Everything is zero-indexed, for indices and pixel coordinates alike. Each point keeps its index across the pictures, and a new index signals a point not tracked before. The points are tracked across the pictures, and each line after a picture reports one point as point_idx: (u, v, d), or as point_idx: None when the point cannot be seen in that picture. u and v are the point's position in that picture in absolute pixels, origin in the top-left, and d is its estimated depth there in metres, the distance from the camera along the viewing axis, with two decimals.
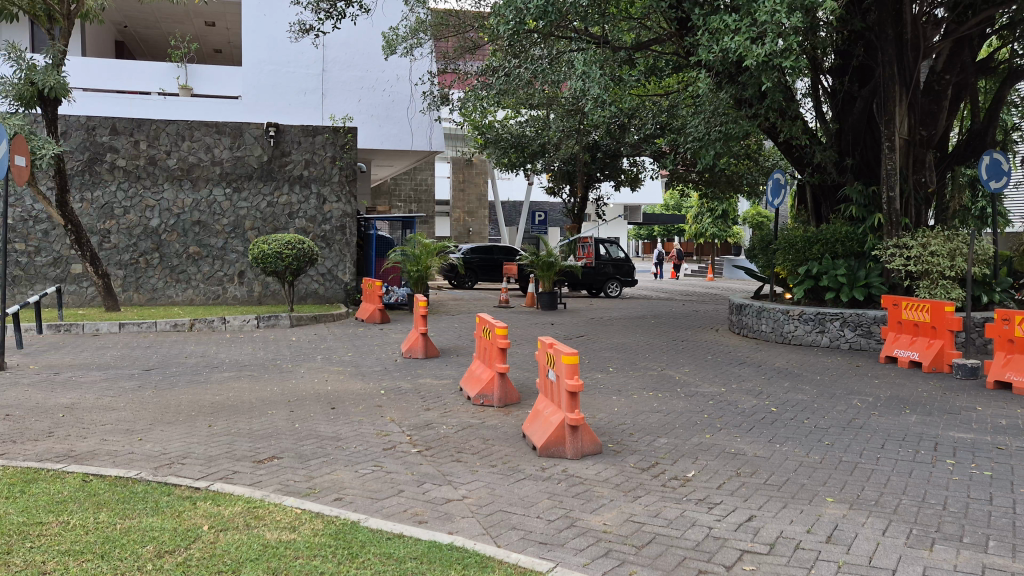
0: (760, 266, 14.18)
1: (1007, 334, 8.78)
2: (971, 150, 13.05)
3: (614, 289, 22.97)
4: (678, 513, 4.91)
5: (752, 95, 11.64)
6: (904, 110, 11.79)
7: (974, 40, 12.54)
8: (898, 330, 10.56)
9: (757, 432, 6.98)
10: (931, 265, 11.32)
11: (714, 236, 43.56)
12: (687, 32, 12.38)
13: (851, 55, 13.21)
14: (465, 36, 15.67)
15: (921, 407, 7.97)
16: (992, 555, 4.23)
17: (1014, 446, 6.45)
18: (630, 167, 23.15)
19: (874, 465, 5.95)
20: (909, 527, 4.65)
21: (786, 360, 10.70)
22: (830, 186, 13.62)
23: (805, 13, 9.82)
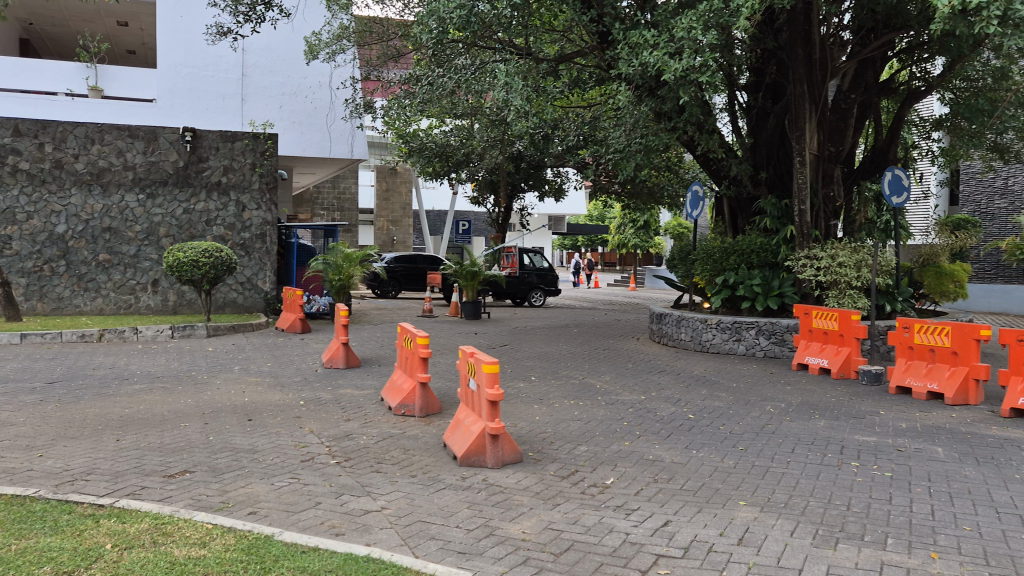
0: (679, 276, 14.49)
1: (907, 341, 9.22)
2: (875, 165, 13.64)
3: (537, 299, 23.14)
4: (596, 520, 4.96)
5: (671, 108, 11.79)
6: (813, 127, 12.29)
7: (877, 61, 13.17)
8: (808, 338, 10.93)
9: (674, 438, 7.12)
10: (839, 275, 11.79)
11: (635, 246, 44.49)
12: (607, 46, 12.57)
13: (764, 73, 13.70)
14: (389, 44, 15.58)
15: (829, 412, 8.28)
16: (891, 552, 4.42)
17: (913, 448, 6.77)
18: (554, 178, 23.33)
19: (785, 468, 6.15)
20: (816, 528, 4.81)
21: (703, 368, 10.96)
22: (746, 199, 14.02)
23: (720, 31, 10.13)
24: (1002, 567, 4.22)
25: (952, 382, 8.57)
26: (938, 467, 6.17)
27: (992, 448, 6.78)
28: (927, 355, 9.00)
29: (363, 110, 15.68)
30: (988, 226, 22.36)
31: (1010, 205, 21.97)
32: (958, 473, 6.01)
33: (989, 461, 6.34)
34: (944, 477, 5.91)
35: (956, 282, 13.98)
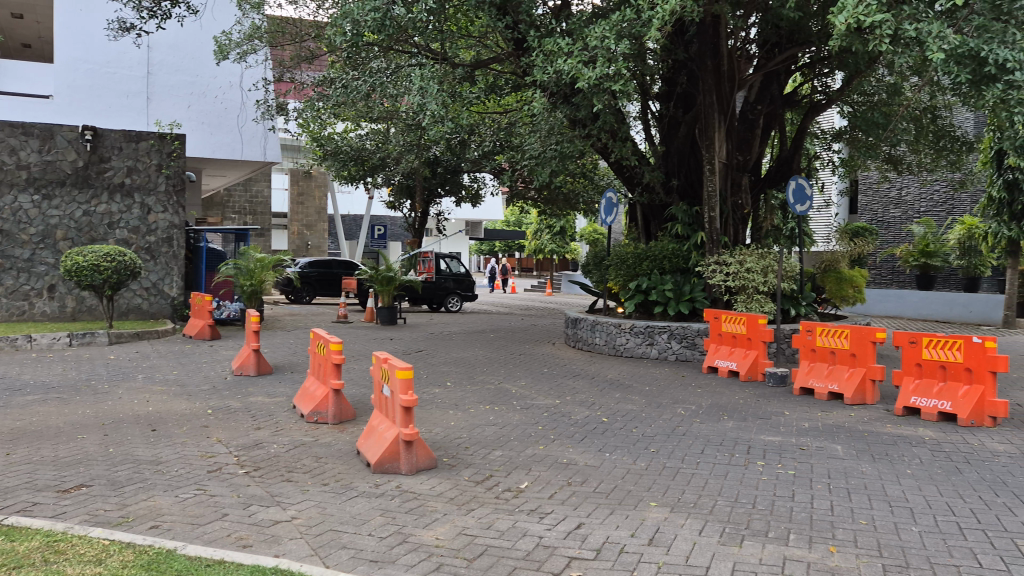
0: (593, 281, 14.66)
1: (810, 344, 9.58)
2: (780, 174, 14.14)
3: (454, 304, 23.08)
4: (510, 524, 4.97)
5: (586, 116, 11.96)
6: (722, 137, 12.68)
7: (781, 75, 13.67)
8: (718, 341, 11.22)
9: (588, 442, 7.21)
10: (747, 280, 12.17)
11: (552, 252, 45.00)
12: (522, 52, 12.65)
13: (675, 83, 14.05)
14: (302, 46, 15.29)
15: (737, 413, 8.52)
16: (792, 547, 4.57)
17: (814, 446, 7.03)
18: (471, 183, 23.33)
19: (694, 469, 6.30)
20: (722, 526, 4.94)
21: (617, 372, 11.13)
22: (658, 206, 14.33)
23: (634, 41, 10.33)
24: (894, 558, 4.42)
25: (852, 382, 8.95)
26: (837, 464, 6.43)
27: (887, 445, 7.12)
28: (828, 357, 9.36)
29: (276, 112, 15.32)
30: (884, 234, 23.53)
31: (903, 214, 23.19)
32: (856, 469, 6.28)
33: (885, 458, 6.65)
34: (843, 473, 6.16)
35: (855, 287, 14.64)
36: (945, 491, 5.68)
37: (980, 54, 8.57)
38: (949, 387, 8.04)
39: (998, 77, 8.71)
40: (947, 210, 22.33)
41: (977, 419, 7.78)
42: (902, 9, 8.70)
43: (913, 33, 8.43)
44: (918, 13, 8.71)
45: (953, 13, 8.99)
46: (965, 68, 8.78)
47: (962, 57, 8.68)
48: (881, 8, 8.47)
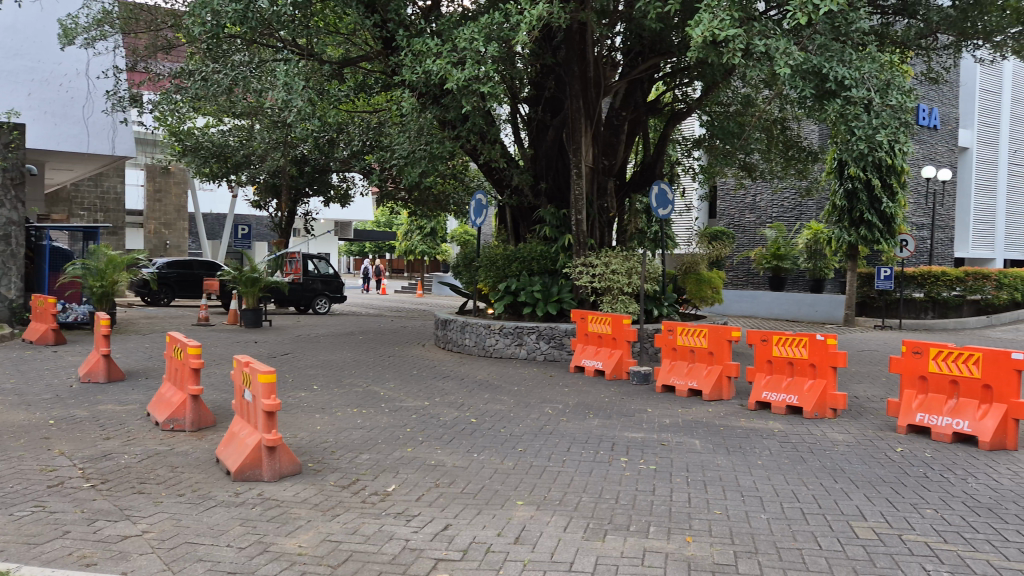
0: (463, 283, 14.69)
1: (671, 343, 9.97)
2: (644, 178, 14.61)
3: (322, 306, 22.57)
4: (376, 528, 4.90)
5: (455, 117, 11.99)
6: (588, 141, 13.01)
7: (645, 83, 14.00)
8: (584, 341, 11.49)
9: (456, 443, 7.21)
10: (612, 282, 12.52)
11: (423, 253, 44.87)
12: (391, 52, 12.49)
13: (543, 87, 14.28)
14: (157, 35, 14.49)
15: (602, 411, 8.74)
16: (652, 539, 4.74)
17: (674, 442, 7.32)
18: (340, 183, 22.86)
19: (559, 467, 6.42)
20: (586, 522, 5.05)
21: (487, 373, 11.19)
22: (526, 208, 14.53)
23: (502, 44, 10.43)
24: (744, 544, 4.66)
25: (709, 379, 9.38)
26: (694, 458, 6.71)
27: (740, 438, 7.50)
28: (688, 356, 9.77)
29: (128, 104, 14.37)
30: (740, 238, 24.82)
31: (757, 219, 24.52)
32: (712, 462, 6.57)
33: (738, 450, 7.00)
34: (700, 467, 6.44)
35: (713, 288, 15.32)
36: (791, 480, 6.04)
37: (822, 71, 9.19)
38: (796, 382, 8.55)
39: (837, 93, 9.38)
40: (796, 215, 23.78)
41: (820, 411, 8.32)
42: (752, 26, 9.20)
43: (763, 48, 8.91)
44: (767, 30, 9.24)
45: (799, 32, 9.57)
46: (809, 84, 9.39)
47: (807, 73, 9.26)
48: (733, 24, 8.92)
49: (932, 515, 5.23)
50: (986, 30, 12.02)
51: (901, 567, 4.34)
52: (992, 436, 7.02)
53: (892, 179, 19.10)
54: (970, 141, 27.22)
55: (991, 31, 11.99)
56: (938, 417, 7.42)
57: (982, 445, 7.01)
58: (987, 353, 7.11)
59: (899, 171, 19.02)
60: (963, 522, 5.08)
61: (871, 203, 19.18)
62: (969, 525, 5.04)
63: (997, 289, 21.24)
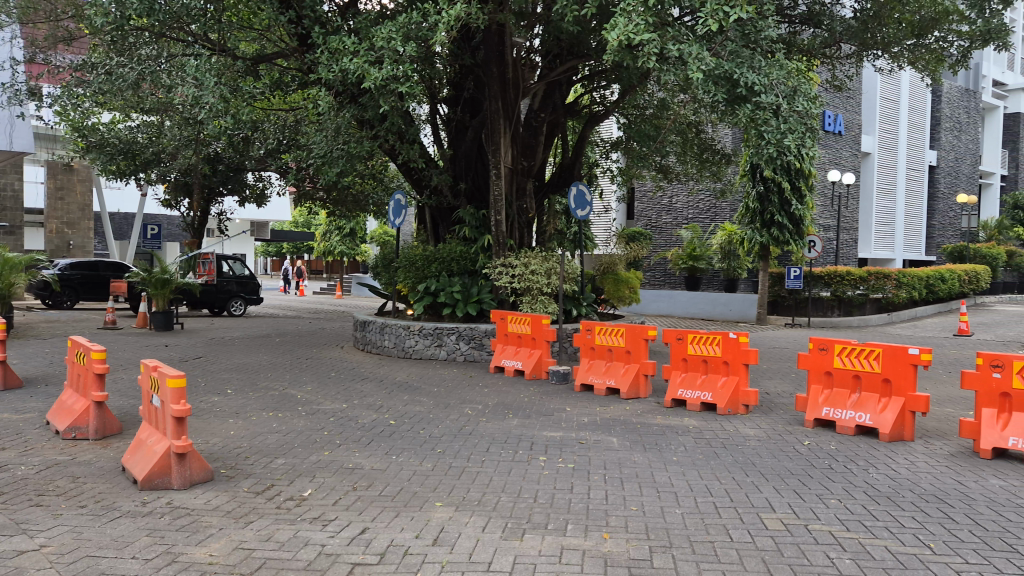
0: (382, 283, 14.54)
1: (590, 342, 10.10)
2: (563, 180, 14.75)
3: (237, 309, 21.93)
4: (291, 534, 4.80)
5: (373, 117, 11.86)
6: (507, 142, 13.06)
7: (563, 85, 14.13)
8: (504, 341, 11.54)
9: (375, 445, 7.13)
10: (532, 283, 12.63)
11: (342, 254, 44.23)
12: (307, 49, 12.24)
13: (462, 88, 14.26)
14: (57, 25, 13.85)
15: (521, 411, 8.78)
16: (570, 537, 4.79)
17: (592, 440, 7.41)
18: (256, 183, 22.34)
19: (478, 467, 6.43)
20: (505, 522, 5.06)
21: (406, 375, 11.11)
22: (446, 209, 14.48)
23: (421, 44, 10.39)
24: (659, 539, 4.75)
25: (627, 377, 9.52)
26: (612, 455, 6.81)
27: (656, 435, 7.65)
28: (606, 354, 9.91)
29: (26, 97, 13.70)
30: (657, 239, 25.35)
31: (674, 220, 25.08)
32: (629, 459, 6.69)
33: (654, 447, 7.14)
34: (617, 464, 6.55)
35: (630, 288, 15.57)
36: (704, 475, 6.20)
37: (734, 76, 9.45)
38: (710, 379, 8.76)
39: (748, 98, 9.66)
40: (710, 217, 24.37)
41: (733, 407, 8.55)
42: (666, 31, 9.39)
43: (677, 53, 9.11)
44: (681, 35, 9.43)
45: (711, 38, 9.82)
46: (721, 89, 9.64)
47: (719, 78, 9.50)
48: (648, 28, 9.09)
49: (836, 505, 5.44)
50: (884, 41, 12.63)
51: (807, 555, 4.49)
52: (892, 428, 7.35)
53: (800, 182, 19.82)
54: (872, 146, 28.49)
55: (890, 42, 12.64)
56: (842, 411, 7.74)
57: (883, 437, 7.34)
58: (887, 349, 7.45)
59: (807, 175, 19.76)
60: (865, 511, 5.30)
61: (781, 205, 19.86)
62: (870, 513, 5.26)
63: (897, 287, 22.02)
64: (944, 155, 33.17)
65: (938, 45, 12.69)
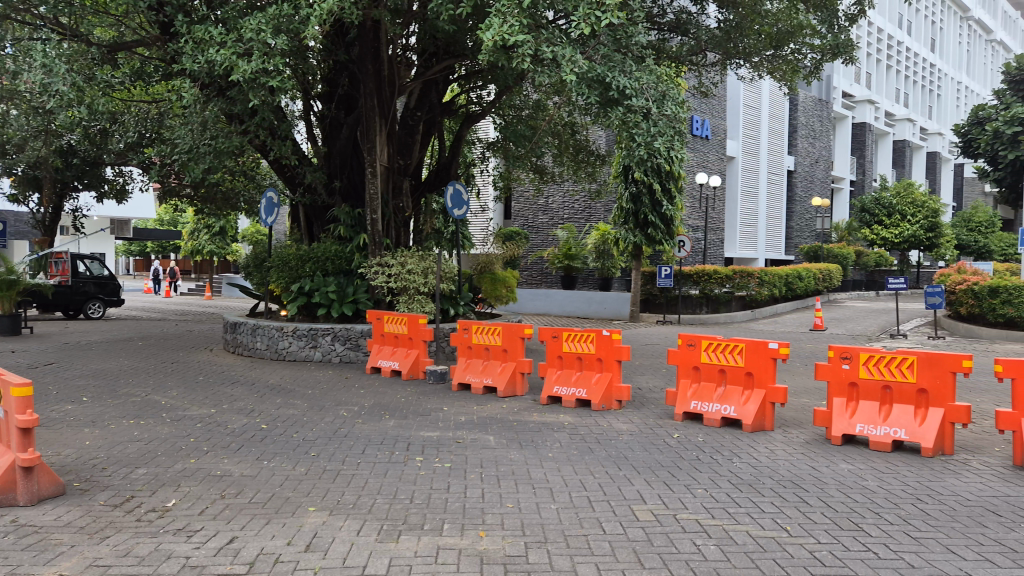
0: (253, 284, 14.03)
1: (467, 341, 10.10)
2: (439, 179, 14.70)
3: (95, 310, 20.70)
4: (152, 548, 4.56)
5: (242, 110, 11.55)
6: (382, 140, 12.89)
7: (439, 84, 14.07)
8: (381, 341, 11.40)
9: (245, 451, 6.88)
10: (409, 282, 12.55)
11: (211, 253, 42.35)
12: (169, 38, 11.71)
13: (336, 84, 13.95)
14: None
15: (398, 412, 8.69)
16: (446, 537, 4.77)
17: (469, 439, 7.42)
18: (115, 178, 21.15)
19: (354, 469, 6.31)
20: (380, 524, 4.99)
21: (279, 377, 10.79)
22: (320, 207, 14.17)
23: (293, 37, 10.12)
24: (535, 535, 4.81)
25: (503, 376, 9.59)
26: (489, 454, 6.84)
27: (533, 432, 7.75)
28: (483, 353, 9.94)
29: None
30: (534, 239, 25.72)
31: (550, 220, 25.53)
32: (505, 457, 6.73)
33: (530, 444, 7.22)
34: (494, 462, 6.58)
35: (508, 287, 15.66)
36: (579, 470, 6.32)
37: (606, 80, 9.67)
38: (584, 376, 8.94)
39: (619, 101, 9.91)
40: (585, 216, 24.91)
41: (607, 403, 8.76)
42: (540, 33, 9.49)
43: (551, 55, 9.24)
44: (555, 38, 9.57)
45: (584, 42, 10.02)
46: (594, 91, 9.85)
47: (592, 81, 9.71)
48: (523, 30, 9.18)
49: (702, 494, 5.67)
50: (746, 51, 13.25)
51: (676, 544, 4.65)
52: (754, 419, 7.74)
53: (670, 185, 20.56)
54: (736, 151, 29.91)
55: (750, 52, 13.28)
56: (710, 404, 8.06)
57: (746, 427, 7.71)
58: (750, 344, 7.81)
59: (677, 177, 20.54)
60: (728, 499, 5.55)
61: (653, 206, 20.50)
62: (734, 500, 5.51)
63: (759, 285, 23.10)
64: (801, 160, 35.18)
65: (794, 56, 13.46)
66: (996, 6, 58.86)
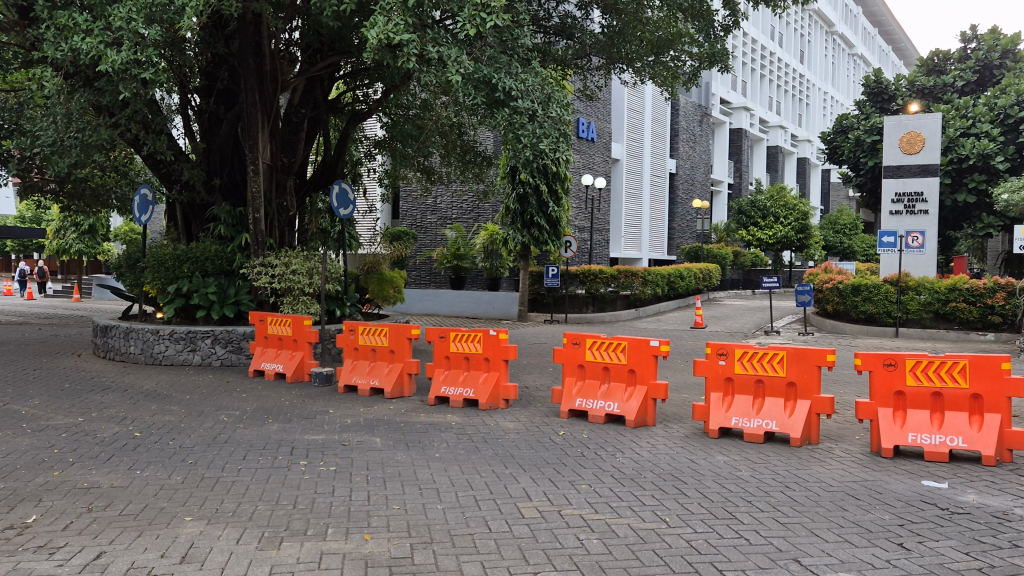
0: (126, 285, 13.36)
1: (353, 343, 9.96)
2: (325, 177, 14.43)
3: None
4: (9, 568, 4.28)
5: (112, 103, 10.96)
6: (265, 137, 12.56)
7: (324, 81, 13.80)
8: (264, 344, 11.11)
9: (115, 461, 6.55)
10: (293, 282, 12.29)
11: (80, 253, 40.00)
12: (30, 22, 11.02)
13: (216, 78, 13.48)
14: None
15: (282, 415, 8.48)
16: (329, 541, 4.70)
17: (355, 441, 7.32)
18: None
19: (234, 476, 6.12)
20: (261, 531, 4.87)
21: (154, 382, 10.32)
22: (199, 205, 13.67)
23: (167, 26, 9.71)
24: (420, 536, 4.79)
25: (391, 377, 9.52)
26: (375, 456, 6.77)
27: (420, 433, 7.72)
28: (369, 355, 9.83)
29: None
30: (423, 238, 25.60)
31: (438, 220, 25.47)
32: (392, 458, 6.69)
33: (417, 445, 7.20)
34: (380, 464, 6.52)
35: (395, 287, 15.54)
36: (466, 469, 6.35)
37: (492, 81, 9.73)
38: (471, 376, 8.98)
39: (505, 103, 9.98)
40: (473, 217, 24.96)
41: (494, 402, 8.84)
42: (425, 33, 9.45)
43: (436, 55, 9.24)
44: (440, 37, 9.55)
45: (470, 43, 10.02)
46: (480, 93, 9.88)
47: (478, 82, 9.75)
48: (408, 29, 9.12)
49: (586, 489, 5.79)
50: (628, 56, 13.59)
51: (559, 539, 4.74)
52: (636, 415, 7.96)
53: (556, 185, 20.88)
54: (620, 154, 30.69)
55: (632, 57, 13.63)
56: (593, 401, 8.24)
57: (629, 423, 7.94)
58: (631, 341, 8.06)
59: (563, 178, 20.87)
60: (611, 493, 5.70)
61: (539, 207, 20.79)
62: (616, 494, 5.66)
63: (642, 284, 23.76)
64: (682, 163, 36.42)
65: (673, 63, 13.98)
66: (858, 22, 62.73)
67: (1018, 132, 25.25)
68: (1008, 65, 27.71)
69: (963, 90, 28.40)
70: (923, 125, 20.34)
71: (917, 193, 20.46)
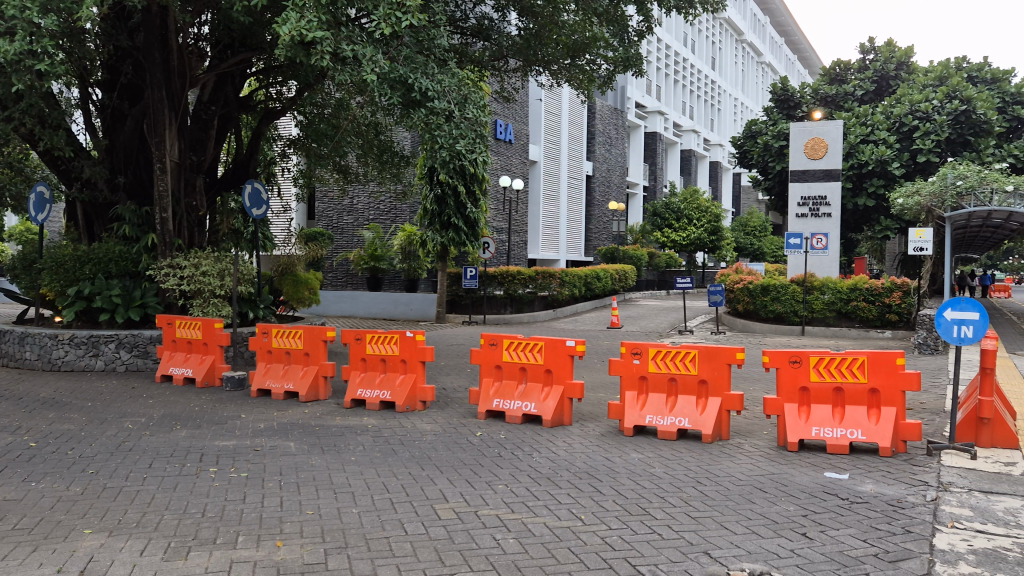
0: (22, 288, 12.70)
1: (266, 346, 9.73)
2: (236, 176, 14.05)
3: None
4: None
5: (4, 95, 10.40)
6: (172, 135, 12.14)
7: (235, 78, 13.44)
8: (172, 348, 10.75)
9: (9, 473, 6.22)
10: (202, 284, 11.92)
11: None
12: None
13: (119, 72, 12.95)
14: None
15: (190, 421, 8.22)
16: (240, 549, 4.57)
17: (267, 446, 7.16)
18: None
19: (139, 485, 5.89)
20: (167, 542, 4.70)
21: (53, 389, 9.85)
22: (102, 205, 13.10)
23: (64, 15, 9.27)
24: (335, 540, 4.72)
25: (305, 380, 9.33)
26: (288, 460, 6.63)
27: (335, 436, 7.60)
28: (283, 357, 9.62)
29: None
30: (338, 239, 25.22)
31: (355, 221, 25.15)
32: (306, 463, 6.56)
33: (332, 448, 7.09)
34: (293, 468, 6.39)
35: (310, 289, 15.25)
36: (382, 472, 6.29)
37: (408, 81, 9.68)
38: (388, 377, 8.88)
39: (421, 103, 9.94)
40: (391, 218, 24.74)
41: (411, 404, 8.77)
42: (340, 31, 9.30)
43: (350, 53, 9.13)
44: (354, 36, 9.42)
45: (386, 42, 9.91)
46: (395, 92, 9.81)
47: (393, 81, 9.68)
48: (321, 26, 8.97)
49: (503, 490, 5.80)
50: (546, 58, 13.71)
51: (476, 539, 4.73)
52: (553, 414, 8.04)
53: (474, 187, 20.85)
54: (537, 156, 30.94)
55: (549, 60, 13.78)
56: (511, 401, 8.28)
57: (546, 423, 8.01)
58: (548, 341, 8.11)
59: (481, 180, 20.82)
60: (527, 493, 5.72)
61: (457, 208, 20.76)
62: (532, 494, 5.70)
63: (560, 285, 23.98)
64: (598, 166, 36.94)
65: (589, 66, 14.17)
66: (766, 32, 65.00)
67: (912, 139, 26.48)
68: (903, 76, 29.06)
69: (863, 98, 29.66)
70: (826, 132, 21.24)
71: (821, 197, 21.28)
